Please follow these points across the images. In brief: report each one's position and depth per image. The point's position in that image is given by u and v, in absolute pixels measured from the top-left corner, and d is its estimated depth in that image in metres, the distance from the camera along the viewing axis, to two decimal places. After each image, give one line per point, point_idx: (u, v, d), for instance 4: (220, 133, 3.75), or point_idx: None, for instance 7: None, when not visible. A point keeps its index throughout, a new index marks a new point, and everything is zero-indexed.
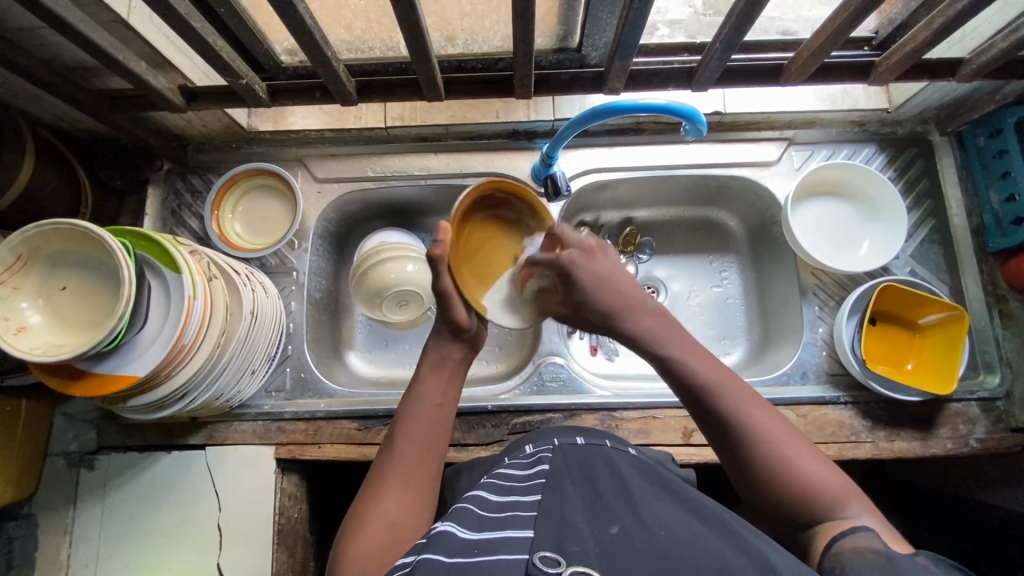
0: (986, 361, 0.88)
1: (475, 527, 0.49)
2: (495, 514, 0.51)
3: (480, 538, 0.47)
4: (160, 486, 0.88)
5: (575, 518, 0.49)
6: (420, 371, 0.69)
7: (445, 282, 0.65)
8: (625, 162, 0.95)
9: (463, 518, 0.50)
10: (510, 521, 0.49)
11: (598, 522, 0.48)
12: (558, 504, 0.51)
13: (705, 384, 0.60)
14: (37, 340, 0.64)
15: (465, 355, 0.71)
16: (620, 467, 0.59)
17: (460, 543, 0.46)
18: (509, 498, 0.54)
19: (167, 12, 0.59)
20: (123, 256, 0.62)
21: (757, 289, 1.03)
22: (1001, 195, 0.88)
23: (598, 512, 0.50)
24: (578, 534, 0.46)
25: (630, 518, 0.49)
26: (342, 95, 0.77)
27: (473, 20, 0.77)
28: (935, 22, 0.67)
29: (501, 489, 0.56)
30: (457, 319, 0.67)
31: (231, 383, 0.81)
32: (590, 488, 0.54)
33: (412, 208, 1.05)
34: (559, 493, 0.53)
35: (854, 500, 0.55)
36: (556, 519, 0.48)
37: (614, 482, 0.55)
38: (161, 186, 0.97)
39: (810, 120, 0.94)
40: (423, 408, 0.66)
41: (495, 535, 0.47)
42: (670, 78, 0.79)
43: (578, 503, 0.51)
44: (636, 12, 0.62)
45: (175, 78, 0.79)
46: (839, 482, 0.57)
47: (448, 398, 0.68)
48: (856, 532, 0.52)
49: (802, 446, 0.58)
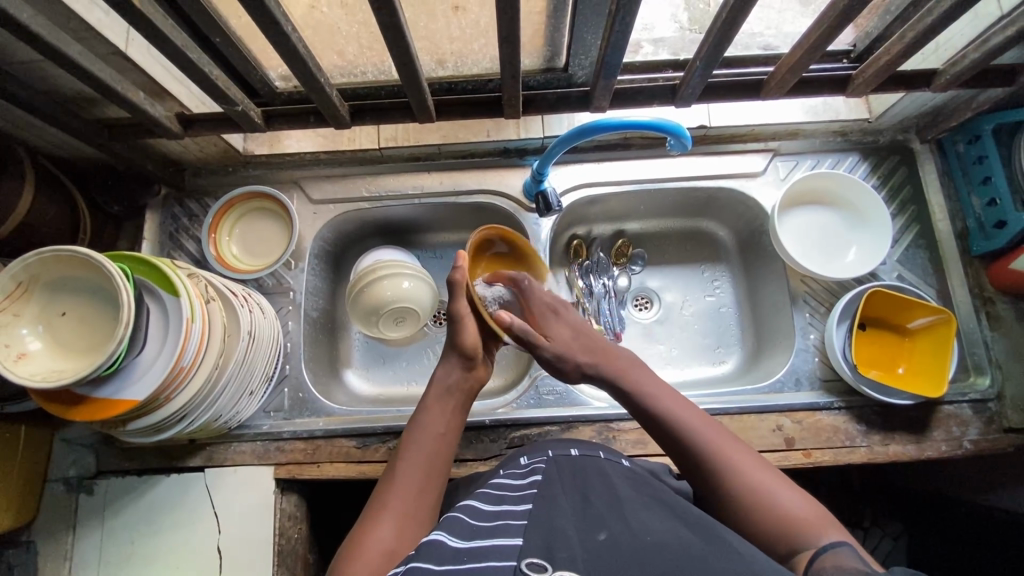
0: (976, 363, 0.89)
1: (467, 535, 0.50)
2: (486, 523, 0.52)
3: (471, 545, 0.48)
4: (159, 509, 0.88)
5: (564, 526, 0.50)
6: (425, 402, 0.72)
7: (459, 305, 0.73)
8: (614, 177, 0.97)
9: (455, 527, 0.51)
10: (500, 530, 0.50)
11: (587, 529, 0.49)
12: (548, 512, 0.52)
13: (683, 425, 0.65)
14: (38, 366, 0.65)
15: (469, 391, 0.74)
16: (612, 475, 0.60)
17: (449, 550, 0.47)
18: (501, 508, 0.55)
19: (164, 43, 0.61)
20: (122, 281, 0.64)
21: (750, 297, 1.04)
22: (982, 199, 0.90)
23: (588, 519, 0.51)
24: (566, 541, 0.47)
25: (619, 524, 0.50)
26: (335, 118, 0.79)
27: (462, 44, 0.80)
28: (906, 37, 0.69)
29: (493, 499, 0.57)
30: (466, 345, 0.73)
31: (230, 404, 0.82)
32: (582, 496, 0.55)
33: (407, 226, 1.06)
34: (550, 502, 0.54)
35: (830, 527, 0.55)
36: (546, 526, 0.49)
37: (605, 490, 0.56)
38: (158, 211, 0.98)
39: (794, 131, 0.96)
40: (427, 434, 0.68)
41: (486, 543, 0.48)
42: (655, 95, 0.82)
43: (568, 511, 0.52)
44: (619, 34, 0.65)
45: (173, 106, 0.81)
46: (819, 514, 0.56)
47: (451, 428, 0.70)
48: (832, 551, 0.52)
49: (779, 482, 0.60)
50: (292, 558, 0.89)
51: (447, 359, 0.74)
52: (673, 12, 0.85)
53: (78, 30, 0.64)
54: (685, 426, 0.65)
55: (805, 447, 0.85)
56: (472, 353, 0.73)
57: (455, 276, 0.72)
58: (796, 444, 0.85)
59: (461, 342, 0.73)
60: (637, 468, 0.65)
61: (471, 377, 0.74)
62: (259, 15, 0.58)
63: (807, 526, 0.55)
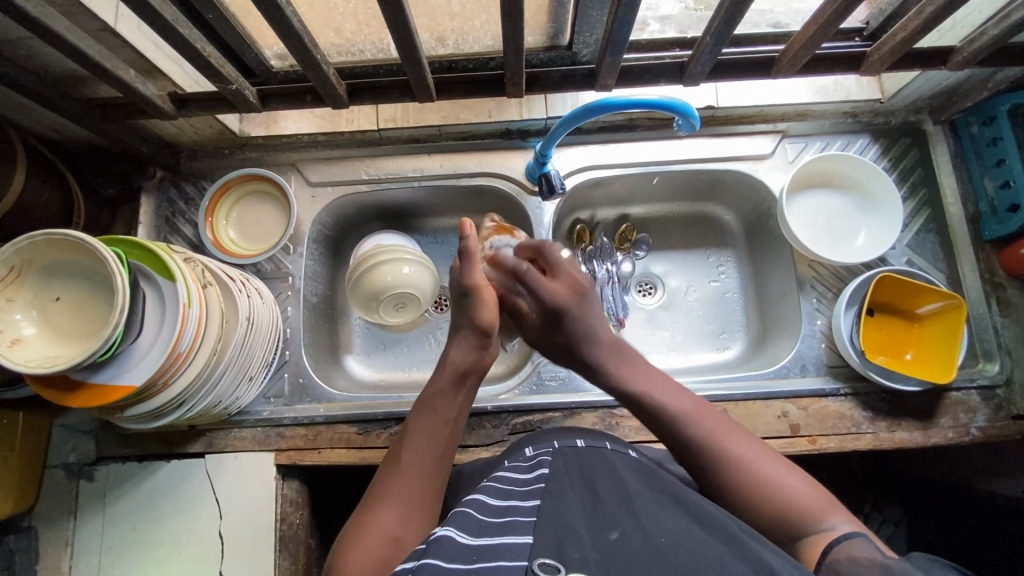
0: (985, 349, 0.88)
1: (476, 532, 0.49)
2: (495, 520, 0.51)
3: (479, 544, 0.47)
4: (160, 496, 0.87)
5: (575, 526, 0.49)
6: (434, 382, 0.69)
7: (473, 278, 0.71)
8: (620, 159, 0.95)
9: (464, 523, 0.50)
10: (510, 528, 0.49)
11: (598, 529, 0.48)
12: (558, 509, 0.51)
13: (679, 416, 0.63)
14: (34, 352, 0.64)
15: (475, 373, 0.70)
16: (620, 469, 0.59)
17: (459, 549, 0.46)
18: (508, 504, 0.54)
19: (153, 18, 0.59)
20: (117, 266, 0.62)
21: (756, 282, 1.02)
22: (996, 182, 0.88)
23: (598, 517, 0.50)
24: (578, 541, 0.46)
25: (630, 523, 0.49)
26: (333, 98, 0.77)
27: (463, 20, 0.77)
28: (925, 11, 0.66)
29: (501, 493, 0.56)
30: (485, 321, 0.70)
31: (230, 390, 0.81)
32: (591, 492, 0.54)
33: (407, 210, 1.04)
34: (560, 499, 0.53)
35: (834, 511, 0.55)
36: (556, 525, 0.49)
37: (614, 485, 0.55)
38: (154, 195, 0.96)
39: (803, 112, 0.93)
40: (437, 420, 0.66)
41: (495, 542, 0.47)
42: (662, 73, 0.79)
43: (578, 509, 0.52)
44: (626, 8, 0.62)
45: (165, 85, 0.78)
46: (817, 495, 0.57)
47: (461, 414, 0.68)
48: (845, 540, 0.51)
49: (779, 467, 0.59)
50: (294, 544, 0.88)
51: (464, 339, 0.71)
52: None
53: (65, 5, 0.62)
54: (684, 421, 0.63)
55: (811, 433, 0.84)
56: (490, 328, 0.71)
57: (467, 245, 0.71)
58: (801, 431, 0.84)
59: (478, 317, 0.70)
60: (644, 459, 0.65)
61: (487, 354, 0.72)
62: None
63: (810, 508, 0.55)
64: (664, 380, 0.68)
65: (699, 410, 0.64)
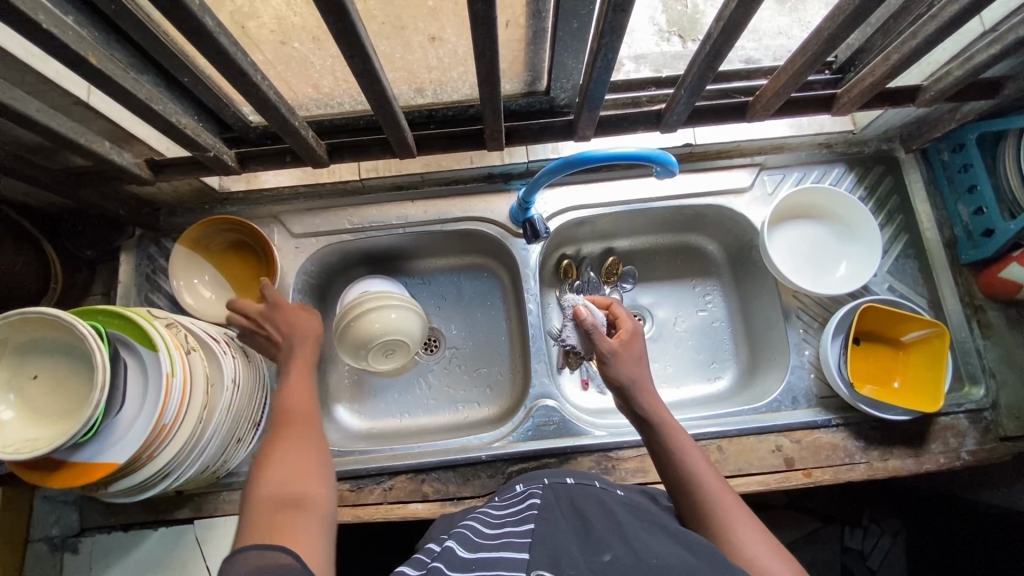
0: (970, 372, 0.89)
1: (474, 547, 0.52)
2: (490, 540, 0.53)
3: (478, 556, 0.50)
4: (150, 564, 0.85)
5: (569, 547, 0.50)
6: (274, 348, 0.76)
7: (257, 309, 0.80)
8: (603, 199, 0.95)
9: (464, 539, 0.55)
10: (505, 544, 0.51)
11: (591, 552, 0.49)
12: (552, 534, 0.52)
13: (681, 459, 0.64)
14: (11, 435, 0.62)
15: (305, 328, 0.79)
16: (609, 502, 0.60)
17: (459, 560, 0.50)
18: (502, 529, 0.56)
19: (127, 98, 0.58)
20: (96, 342, 0.61)
21: (742, 310, 1.03)
22: (969, 208, 0.90)
23: (591, 542, 0.51)
24: (571, 560, 0.48)
25: (623, 547, 0.50)
26: (313, 157, 0.77)
27: (441, 72, 0.78)
28: (891, 58, 0.67)
29: (494, 523, 0.58)
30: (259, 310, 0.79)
31: (217, 455, 0.79)
32: (582, 520, 0.55)
33: (393, 254, 1.04)
34: (552, 525, 0.54)
35: None
36: (551, 545, 0.50)
37: (605, 515, 0.56)
38: (133, 253, 0.95)
39: (779, 145, 0.95)
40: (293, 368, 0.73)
41: (492, 554, 0.50)
42: (639, 121, 0.80)
43: (571, 536, 0.52)
44: (601, 68, 0.63)
45: (141, 149, 0.77)
46: None
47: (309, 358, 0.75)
48: None
49: (765, 544, 0.57)
50: None
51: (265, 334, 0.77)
52: (652, 15, 0.85)
53: (34, 84, 0.61)
54: (694, 481, 0.62)
55: (805, 466, 0.85)
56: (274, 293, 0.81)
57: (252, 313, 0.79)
58: (796, 464, 0.85)
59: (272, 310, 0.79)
60: (632, 497, 0.65)
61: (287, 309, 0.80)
62: (224, 65, 0.55)
63: None
64: (683, 433, 0.66)
65: (707, 467, 0.63)
